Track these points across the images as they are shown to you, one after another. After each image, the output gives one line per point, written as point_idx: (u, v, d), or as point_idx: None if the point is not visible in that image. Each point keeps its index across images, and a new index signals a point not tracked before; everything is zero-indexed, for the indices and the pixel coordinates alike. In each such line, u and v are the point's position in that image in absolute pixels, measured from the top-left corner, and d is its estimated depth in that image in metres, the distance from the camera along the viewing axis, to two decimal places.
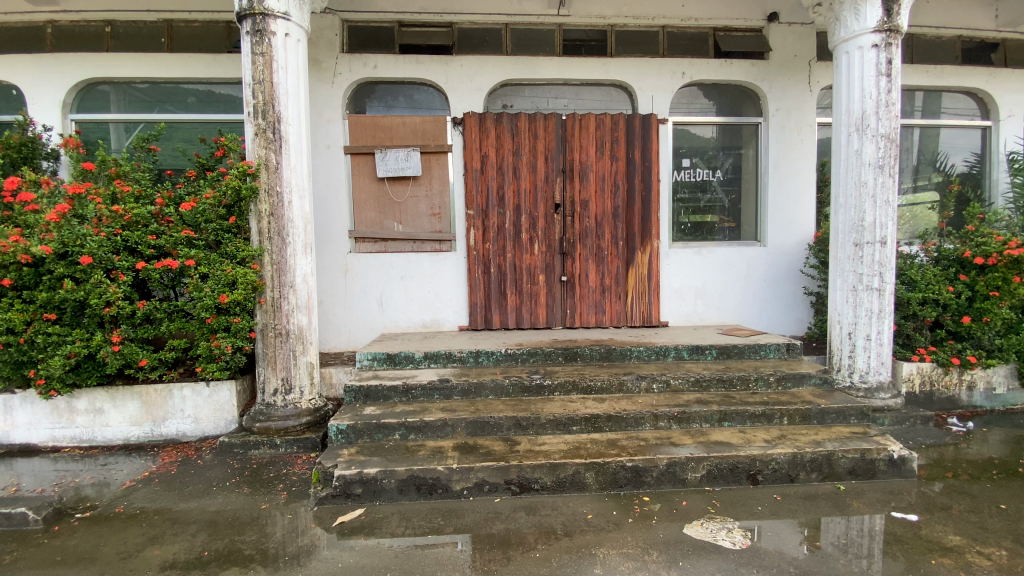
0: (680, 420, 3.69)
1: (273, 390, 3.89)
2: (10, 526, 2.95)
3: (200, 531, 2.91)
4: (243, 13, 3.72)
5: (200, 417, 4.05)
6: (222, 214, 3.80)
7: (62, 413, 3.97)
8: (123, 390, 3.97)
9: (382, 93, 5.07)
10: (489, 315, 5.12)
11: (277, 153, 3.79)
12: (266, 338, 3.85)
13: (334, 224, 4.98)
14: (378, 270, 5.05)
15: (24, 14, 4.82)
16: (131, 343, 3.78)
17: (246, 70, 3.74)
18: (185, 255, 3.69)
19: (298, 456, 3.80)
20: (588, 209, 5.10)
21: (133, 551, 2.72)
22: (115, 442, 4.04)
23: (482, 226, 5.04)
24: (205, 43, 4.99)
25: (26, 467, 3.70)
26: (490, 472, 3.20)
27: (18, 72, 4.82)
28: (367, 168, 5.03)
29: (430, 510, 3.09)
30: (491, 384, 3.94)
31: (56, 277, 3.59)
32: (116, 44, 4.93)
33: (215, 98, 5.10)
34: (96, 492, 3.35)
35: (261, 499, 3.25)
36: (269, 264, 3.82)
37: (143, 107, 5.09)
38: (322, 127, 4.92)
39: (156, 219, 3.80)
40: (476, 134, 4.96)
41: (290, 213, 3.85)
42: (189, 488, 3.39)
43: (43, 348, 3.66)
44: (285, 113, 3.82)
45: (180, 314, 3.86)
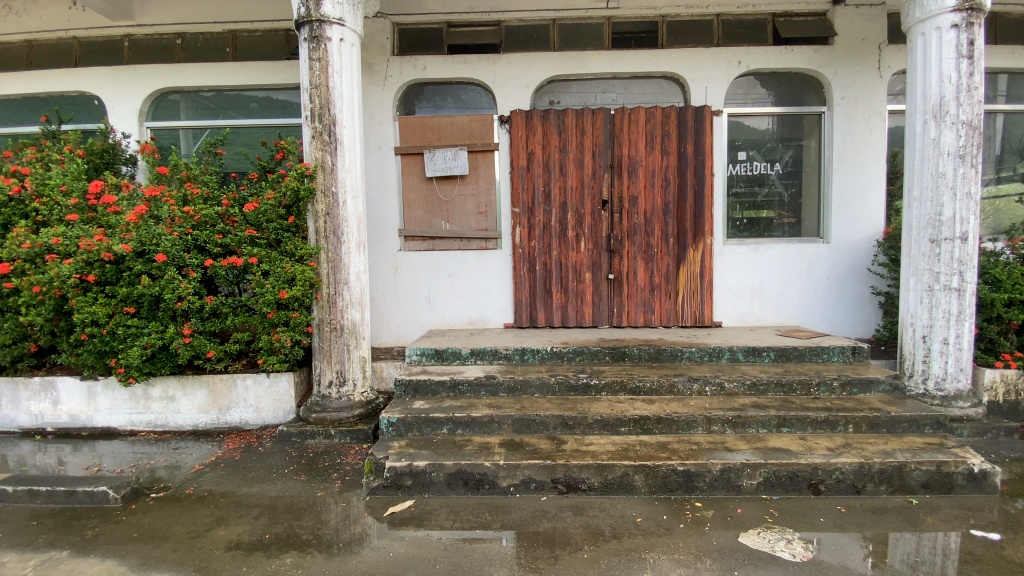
0: (735, 425, 3.54)
1: (328, 382, 4.05)
2: (94, 503, 3.21)
3: (262, 515, 3.06)
4: (301, 21, 3.87)
5: (261, 406, 4.27)
6: (282, 214, 3.99)
7: (139, 399, 4.29)
8: (193, 379, 4.24)
9: (431, 94, 5.14)
10: (535, 312, 5.10)
11: (333, 154, 3.93)
12: (322, 332, 4.01)
13: (385, 223, 5.13)
14: (427, 268, 5.14)
15: (105, 29, 5.21)
16: (200, 335, 4.04)
17: (304, 76, 3.90)
18: (249, 252, 3.90)
19: (351, 446, 3.94)
20: (637, 205, 4.99)
21: (202, 531, 2.90)
22: (186, 428, 4.32)
23: (528, 224, 5.04)
24: (266, 50, 5.23)
25: (107, 449, 4.01)
26: (537, 470, 3.20)
27: (101, 84, 5.23)
28: (416, 168, 5.12)
29: (478, 505, 3.12)
30: (537, 382, 3.92)
31: (135, 274, 3.85)
32: (185, 55, 5.25)
33: (274, 103, 5.36)
34: (168, 474, 3.60)
35: (317, 487, 3.38)
36: (326, 262, 3.97)
37: (210, 114, 5.40)
38: (374, 128, 5.07)
39: (223, 219, 4.05)
40: (523, 131, 4.97)
41: (345, 213, 3.99)
42: (251, 473, 3.58)
43: (123, 339, 3.94)
44: (340, 116, 3.95)
45: (244, 309, 4.08)
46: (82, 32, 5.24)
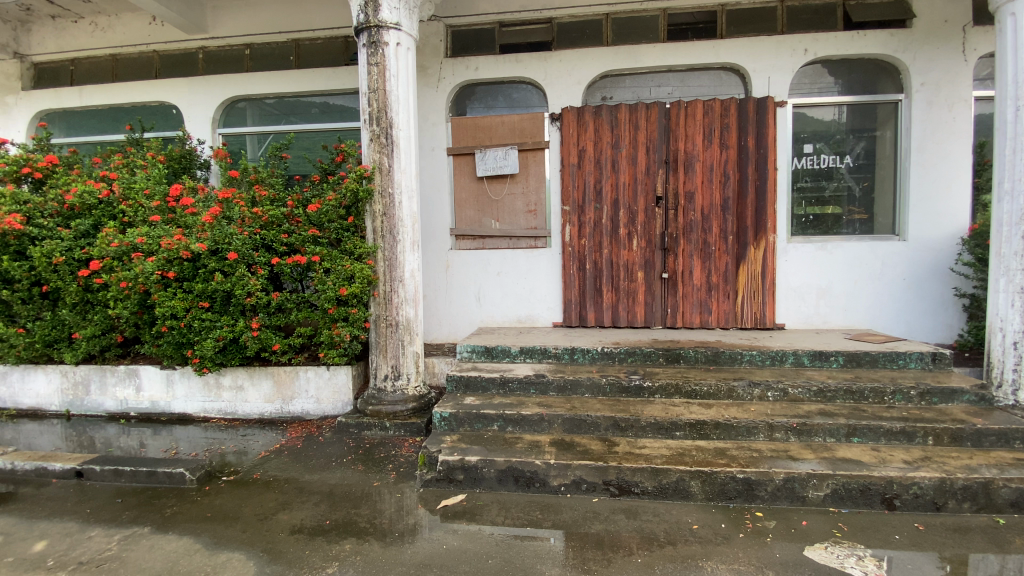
0: (799, 432, 3.37)
1: (383, 376, 4.19)
2: (172, 483, 3.47)
3: (322, 502, 3.20)
4: (360, 27, 4.01)
5: (322, 397, 4.46)
6: (342, 214, 4.17)
7: (212, 388, 4.59)
8: (260, 370, 4.49)
9: (482, 95, 5.19)
10: (585, 312, 5.05)
11: (390, 156, 4.06)
12: (378, 327, 4.16)
13: (437, 222, 5.23)
14: (477, 266, 5.20)
15: (182, 42, 5.60)
16: (266, 328, 4.28)
17: (363, 80, 4.04)
18: (312, 251, 4.10)
19: (404, 439, 4.05)
20: (693, 201, 4.84)
21: (268, 514, 3.07)
22: (253, 416, 4.58)
23: (578, 222, 5.00)
24: (326, 57, 5.45)
25: (183, 434, 4.32)
26: (589, 471, 3.16)
27: (178, 94, 5.62)
28: (467, 168, 5.18)
29: (529, 503, 3.12)
30: (588, 382, 3.88)
31: (209, 271, 4.11)
32: (254, 64, 5.57)
33: (333, 108, 5.58)
34: (237, 459, 3.83)
35: (373, 477, 3.50)
36: (382, 260, 4.12)
37: (274, 120, 5.69)
38: (427, 129, 5.17)
39: (288, 219, 4.27)
40: (574, 128, 4.93)
41: (400, 213, 4.11)
42: (312, 461, 3.75)
43: (199, 331, 4.23)
44: (397, 119, 4.06)
45: (306, 305, 4.30)
46: (161, 46, 5.65)
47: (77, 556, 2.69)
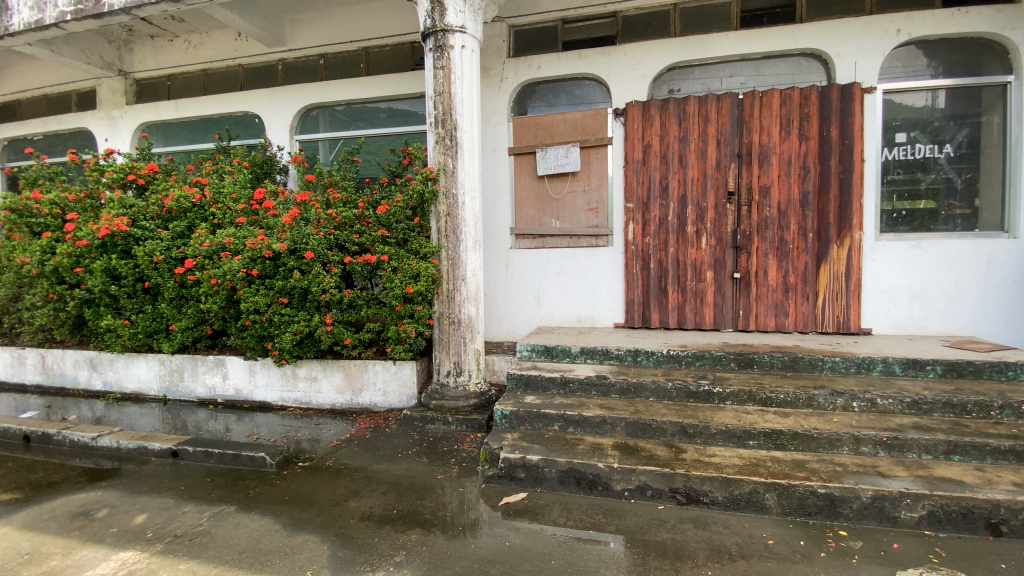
0: (890, 447, 3.11)
1: (446, 371, 4.31)
2: (254, 466, 3.74)
3: (389, 491, 3.33)
4: (427, 32, 4.12)
5: (388, 390, 4.64)
6: (409, 215, 4.32)
7: (289, 378, 4.89)
8: (332, 363, 4.74)
9: (544, 93, 5.17)
10: (648, 313, 4.92)
11: (454, 157, 4.15)
12: (442, 325, 4.29)
13: (498, 222, 5.27)
14: (537, 265, 5.19)
15: (264, 56, 6.01)
16: (339, 324, 4.50)
17: (429, 84, 4.15)
18: (381, 250, 4.26)
19: (466, 434, 4.13)
20: (768, 196, 4.59)
21: (340, 500, 3.23)
22: (325, 406, 4.84)
23: (642, 220, 4.89)
24: (393, 62, 5.65)
25: (264, 420, 4.63)
26: (654, 477, 3.08)
27: (260, 104, 6.03)
28: (528, 168, 5.19)
29: (591, 506, 3.08)
30: (653, 385, 3.78)
31: (289, 269, 4.38)
32: (327, 73, 5.88)
33: (399, 113, 5.78)
34: (311, 446, 4.06)
35: (437, 470, 3.59)
36: (446, 259, 4.24)
37: (345, 126, 5.97)
38: (490, 130, 5.23)
39: (359, 220, 4.47)
40: (639, 123, 4.81)
41: (464, 213, 4.20)
42: (380, 452, 3.91)
43: (279, 325, 4.52)
44: (461, 121, 4.14)
45: (375, 302, 4.49)
46: (246, 59, 6.09)
47: (173, 529, 2.94)
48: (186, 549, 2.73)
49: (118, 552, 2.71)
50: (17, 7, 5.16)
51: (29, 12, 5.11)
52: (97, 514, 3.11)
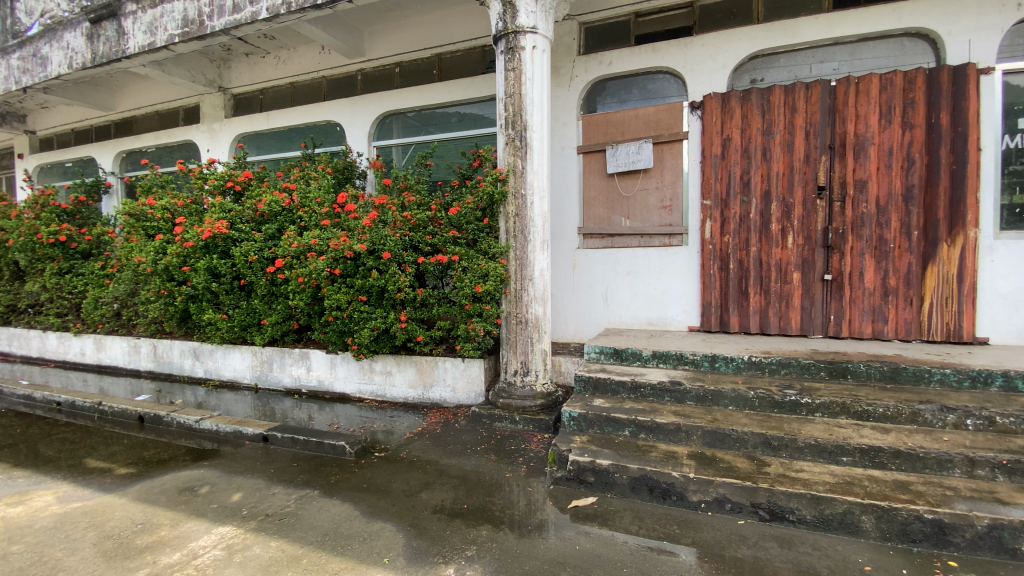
0: (1011, 471, 2.78)
1: (513, 370, 4.35)
2: (335, 454, 3.97)
3: (459, 486, 3.40)
4: (498, 35, 4.16)
5: (457, 387, 4.75)
6: (479, 216, 4.45)
7: (366, 372, 5.15)
8: (405, 358, 4.94)
9: (616, 88, 5.07)
10: (726, 316, 4.68)
11: (524, 158, 4.17)
12: (509, 324, 4.32)
13: (567, 221, 5.22)
14: (606, 265, 5.09)
15: (345, 67, 6.37)
16: (412, 321, 4.67)
17: (500, 85, 4.19)
18: (452, 251, 4.40)
19: (533, 434, 4.12)
20: (865, 191, 4.22)
21: (414, 491, 3.35)
22: (398, 399, 5.04)
23: (721, 217, 4.66)
24: (465, 67, 5.79)
25: (343, 411, 4.90)
26: (734, 490, 2.93)
27: (340, 112, 6.39)
28: (598, 165, 5.10)
29: (665, 516, 2.99)
30: (732, 393, 3.59)
31: (367, 268, 4.61)
32: (402, 81, 6.12)
33: (469, 117, 5.91)
34: (385, 437, 4.25)
35: (506, 468, 3.63)
36: (514, 259, 4.26)
37: (417, 131, 6.19)
38: (559, 129, 5.20)
39: (432, 222, 4.64)
40: (718, 115, 4.59)
41: (532, 213, 4.21)
42: (450, 446, 4.01)
43: (358, 321, 4.76)
44: (531, 121, 4.16)
45: (446, 300, 4.65)
46: (329, 71, 6.48)
47: (264, 508, 3.18)
48: (276, 528, 2.94)
49: (217, 526, 2.96)
50: (133, 32, 5.79)
51: (144, 36, 5.72)
52: (200, 490, 3.43)
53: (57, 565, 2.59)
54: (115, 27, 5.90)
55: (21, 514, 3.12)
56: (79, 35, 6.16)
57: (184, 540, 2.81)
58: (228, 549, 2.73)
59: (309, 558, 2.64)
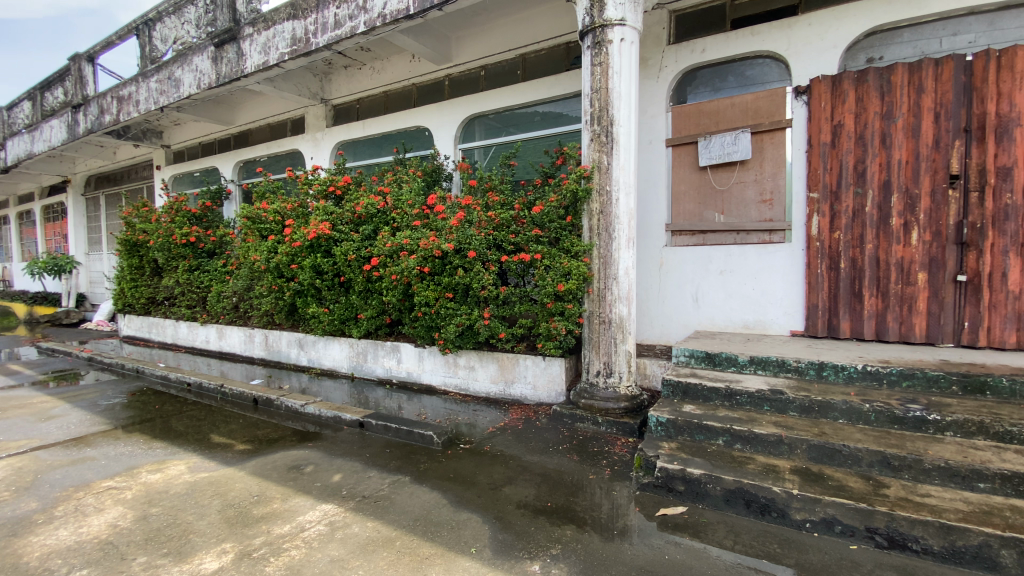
0: None
1: (596, 371, 4.27)
2: (423, 443, 4.13)
3: (542, 484, 3.40)
4: (585, 30, 4.10)
5: (538, 385, 4.76)
6: (562, 214, 4.42)
7: (451, 365, 5.31)
8: (488, 354, 5.04)
9: (709, 77, 4.81)
10: (836, 320, 4.27)
11: (609, 154, 4.08)
12: (592, 323, 4.25)
13: (653, 218, 5.04)
14: (696, 264, 4.84)
15: (434, 73, 6.62)
16: (495, 318, 4.75)
17: (586, 81, 4.13)
18: (535, 249, 4.42)
19: (617, 437, 4.01)
20: (1010, 178, 3.67)
21: (498, 485, 3.40)
22: (481, 394, 5.15)
23: (830, 212, 4.26)
24: (549, 65, 5.79)
25: (429, 402, 5.10)
26: (845, 511, 2.66)
27: (429, 116, 6.66)
28: (688, 159, 4.87)
29: (763, 533, 2.78)
30: (842, 405, 3.27)
31: (453, 267, 4.75)
32: (487, 83, 6.26)
33: (552, 115, 5.89)
34: (469, 430, 4.36)
35: (589, 469, 3.57)
36: (598, 258, 4.18)
37: (500, 132, 6.29)
38: (646, 123, 5.02)
39: (515, 221, 4.70)
40: (828, 100, 4.20)
41: (618, 210, 4.11)
42: (532, 443, 4.02)
43: (444, 317, 4.92)
44: (618, 116, 4.05)
45: (527, 299, 4.69)
46: (418, 78, 6.78)
47: (361, 490, 3.38)
48: (372, 510, 3.11)
49: (321, 503, 3.20)
50: (250, 53, 6.43)
51: (258, 56, 6.33)
52: (305, 469, 3.72)
53: (190, 527, 2.92)
54: (235, 49, 6.59)
55: (161, 480, 3.56)
56: (206, 59, 6.95)
57: (292, 514, 3.07)
58: (331, 525, 2.94)
59: (402, 541, 2.77)
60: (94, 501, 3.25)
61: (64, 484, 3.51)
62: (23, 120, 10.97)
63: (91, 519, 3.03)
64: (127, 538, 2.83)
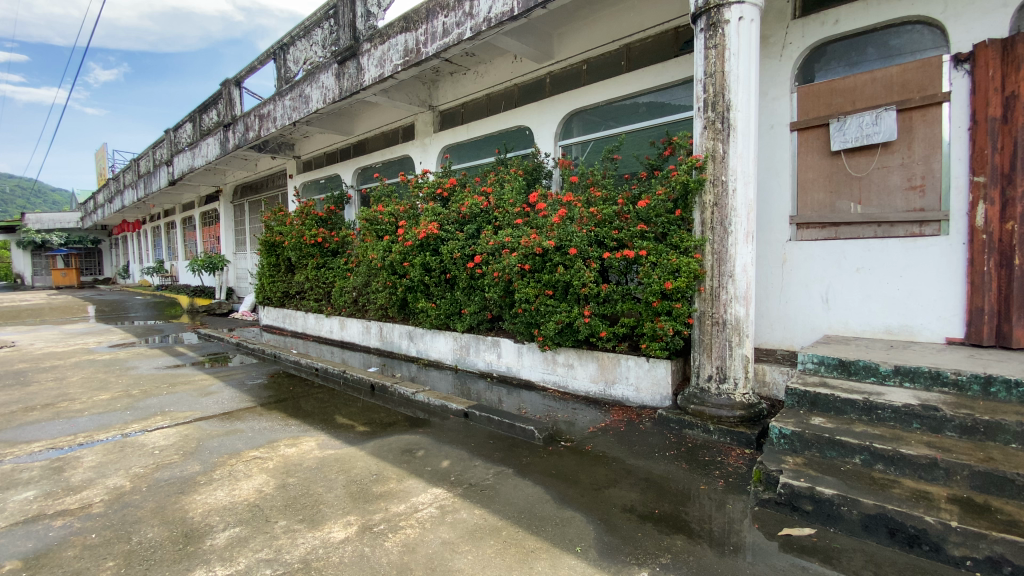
0: None
1: (707, 376, 4.03)
2: (525, 437, 4.18)
3: (648, 489, 3.26)
4: (698, 13, 3.88)
5: (641, 387, 4.60)
6: (670, 208, 4.21)
7: (550, 362, 5.32)
8: (588, 353, 4.96)
9: (843, 51, 4.30)
10: (1007, 327, 3.60)
11: (725, 141, 3.80)
12: (703, 325, 4.00)
13: (774, 211, 4.63)
14: (826, 261, 4.36)
15: (535, 72, 6.67)
16: (595, 317, 4.67)
17: (700, 66, 3.90)
18: (639, 245, 4.27)
19: (731, 448, 3.74)
20: None
21: (602, 486, 3.32)
22: (580, 392, 5.09)
23: (1002, 199, 3.59)
24: (656, 53, 5.55)
25: (528, 398, 5.16)
26: (1020, 551, 2.25)
27: (530, 115, 6.73)
28: (817, 144, 4.39)
29: (912, 567, 2.42)
30: (1017, 427, 2.76)
31: (554, 264, 4.76)
32: (589, 77, 6.16)
33: (659, 105, 5.63)
34: (569, 428, 4.34)
35: (699, 479, 3.36)
36: (711, 254, 3.93)
37: (602, 126, 6.16)
38: (767, 106, 4.61)
39: (618, 216, 4.54)
40: (998, 67, 3.55)
41: (734, 202, 3.82)
42: (636, 447, 3.88)
43: (544, 314, 4.93)
44: (735, 100, 3.77)
45: (630, 297, 4.54)
46: (519, 78, 6.88)
47: (468, 478, 3.51)
48: (479, 498, 3.21)
49: (431, 487, 3.37)
50: (368, 67, 6.97)
51: (375, 69, 6.83)
52: (417, 453, 3.95)
53: (321, 498, 3.24)
54: (355, 65, 7.18)
55: (295, 454, 3.99)
56: (330, 75, 7.66)
57: (407, 494, 3.27)
58: (441, 508, 3.08)
59: (508, 531, 2.82)
60: (244, 468, 3.73)
61: (220, 451, 4.07)
62: (187, 139, 12.91)
63: (241, 484, 3.48)
64: (269, 502, 3.20)
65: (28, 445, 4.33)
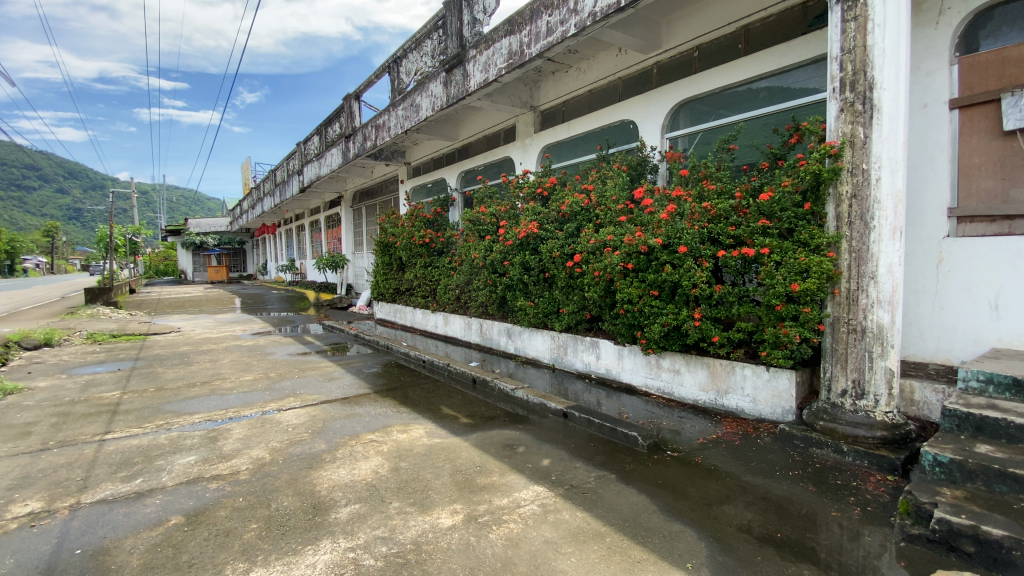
0: None
1: (841, 391, 3.60)
2: (628, 443, 4.04)
3: (767, 510, 2.99)
4: None
5: (759, 399, 4.24)
6: (798, 202, 3.81)
7: (654, 367, 5.11)
8: (697, 359, 4.68)
9: (1018, 13, 3.65)
10: None
11: (868, 125, 3.37)
12: (837, 332, 3.59)
13: (928, 203, 3.99)
14: (997, 261, 3.67)
15: (641, 63, 6.43)
16: (707, 320, 4.38)
17: (835, 43, 3.49)
18: (761, 242, 3.90)
19: (870, 473, 3.30)
20: None
21: (714, 502, 3.11)
22: (687, 400, 4.82)
23: None
24: (779, 32, 5.07)
25: (629, 402, 5.00)
26: None
27: (635, 108, 6.51)
28: (985, 123, 3.73)
29: None
30: None
31: (661, 264, 4.55)
32: (701, 64, 5.79)
33: (783, 90, 5.15)
34: (675, 437, 4.12)
35: (830, 504, 3.01)
36: (848, 252, 3.50)
37: (716, 115, 5.77)
38: (919, 82, 3.99)
39: (735, 211, 4.19)
40: None
41: (878, 192, 3.37)
42: (753, 463, 3.58)
43: (648, 316, 4.74)
44: (881, 77, 3.32)
45: (748, 299, 4.19)
46: (624, 72, 6.68)
47: (569, 478, 3.48)
48: (581, 500, 3.17)
49: (533, 484, 3.39)
50: (473, 72, 7.21)
51: (479, 74, 7.06)
52: (518, 449, 4.00)
53: (429, 484, 3.41)
54: (462, 72, 7.48)
55: (407, 440, 4.25)
56: (439, 84, 8.07)
57: (509, 489, 3.33)
58: (543, 506, 3.09)
59: (612, 537, 2.75)
60: (362, 450, 4.05)
61: (342, 433, 4.46)
62: (315, 151, 14.36)
63: (360, 464, 3.79)
64: (384, 484, 3.44)
65: (191, 416, 5.10)
